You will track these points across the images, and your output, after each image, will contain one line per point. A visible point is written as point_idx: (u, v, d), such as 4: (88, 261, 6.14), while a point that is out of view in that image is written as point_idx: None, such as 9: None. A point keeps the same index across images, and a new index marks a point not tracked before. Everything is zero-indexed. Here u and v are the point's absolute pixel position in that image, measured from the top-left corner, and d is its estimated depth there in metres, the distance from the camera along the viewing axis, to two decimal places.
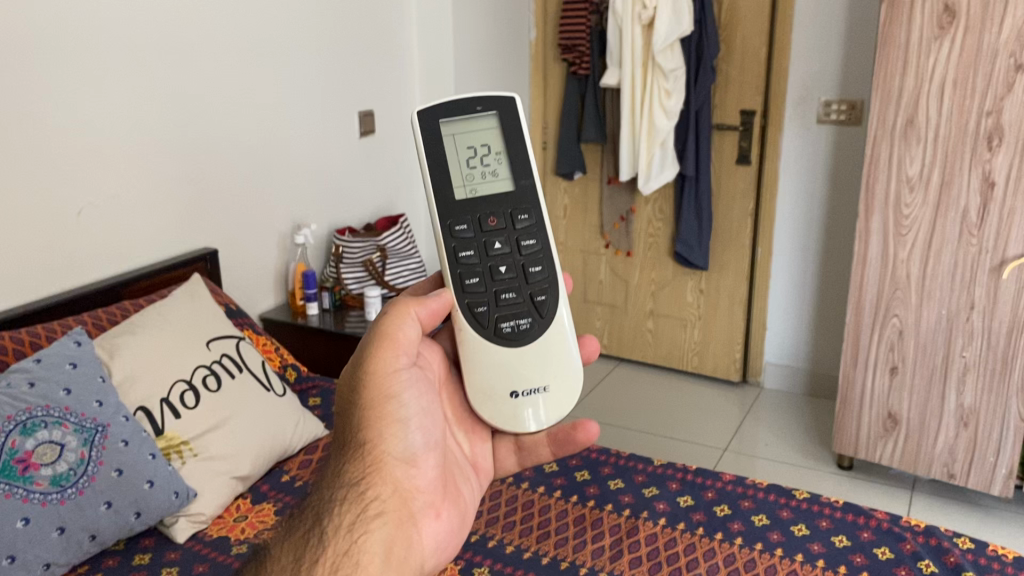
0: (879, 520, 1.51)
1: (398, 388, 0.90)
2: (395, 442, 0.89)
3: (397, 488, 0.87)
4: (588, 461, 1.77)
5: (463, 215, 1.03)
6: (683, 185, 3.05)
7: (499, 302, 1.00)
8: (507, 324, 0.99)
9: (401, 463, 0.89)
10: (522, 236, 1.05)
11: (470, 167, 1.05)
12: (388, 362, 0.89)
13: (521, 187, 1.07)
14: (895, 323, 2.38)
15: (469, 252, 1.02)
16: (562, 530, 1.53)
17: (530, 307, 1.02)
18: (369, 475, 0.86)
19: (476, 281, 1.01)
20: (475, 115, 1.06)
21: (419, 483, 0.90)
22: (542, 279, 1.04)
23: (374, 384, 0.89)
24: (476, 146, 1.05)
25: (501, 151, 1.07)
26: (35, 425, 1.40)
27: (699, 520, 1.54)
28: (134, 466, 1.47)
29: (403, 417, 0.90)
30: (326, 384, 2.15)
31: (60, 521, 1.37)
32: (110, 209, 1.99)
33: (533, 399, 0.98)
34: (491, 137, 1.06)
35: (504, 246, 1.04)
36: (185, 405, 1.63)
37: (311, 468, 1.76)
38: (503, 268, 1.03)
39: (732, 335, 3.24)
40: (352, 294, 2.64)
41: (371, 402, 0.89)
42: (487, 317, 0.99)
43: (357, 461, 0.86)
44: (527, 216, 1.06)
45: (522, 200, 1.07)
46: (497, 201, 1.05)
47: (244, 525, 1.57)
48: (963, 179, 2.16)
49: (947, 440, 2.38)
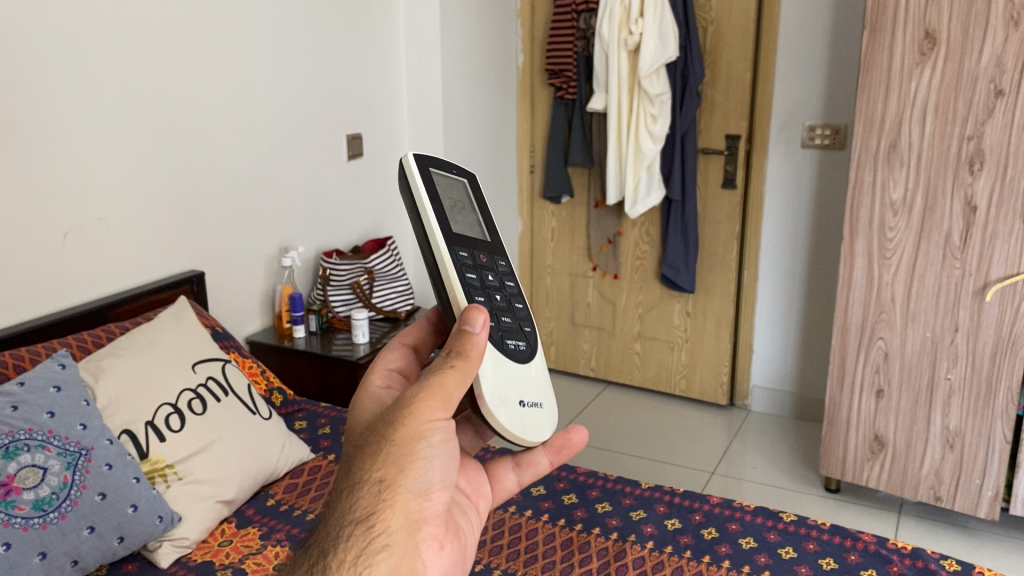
0: (866, 543, 1.51)
1: (427, 426, 0.78)
2: (414, 479, 0.76)
3: (406, 524, 0.75)
4: (576, 484, 1.77)
5: (461, 243, 0.98)
6: (670, 209, 3.07)
7: (501, 324, 0.96)
8: (512, 342, 0.95)
9: (414, 496, 0.76)
10: (506, 277, 1.02)
11: (455, 212, 1.02)
12: (429, 410, 0.78)
13: (493, 242, 1.06)
14: (881, 346, 2.40)
15: (473, 274, 0.96)
16: (549, 553, 1.52)
17: (522, 334, 0.98)
18: (380, 509, 0.74)
19: (482, 300, 0.94)
20: (450, 173, 1.07)
21: (429, 519, 0.78)
22: (525, 314, 1.01)
23: (406, 421, 0.77)
24: (455, 197, 1.04)
25: (473, 207, 1.07)
26: (18, 448, 1.38)
27: (686, 543, 1.53)
28: (118, 490, 1.46)
29: (426, 454, 0.77)
30: (313, 407, 2.14)
31: (42, 546, 1.35)
32: (96, 231, 1.99)
33: (535, 415, 0.91)
34: (462, 196, 1.07)
35: (495, 280, 0.99)
36: (170, 428, 1.62)
37: (297, 492, 1.75)
38: (498, 296, 0.98)
39: (719, 357, 3.25)
40: (340, 317, 2.63)
41: (397, 439, 0.76)
42: (494, 334, 0.94)
43: (370, 491, 0.74)
44: (505, 263, 1.04)
45: (497, 251, 1.05)
46: (482, 243, 1.02)
47: (229, 550, 1.55)
48: (946, 202, 2.19)
49: (933, 462, 2.39)
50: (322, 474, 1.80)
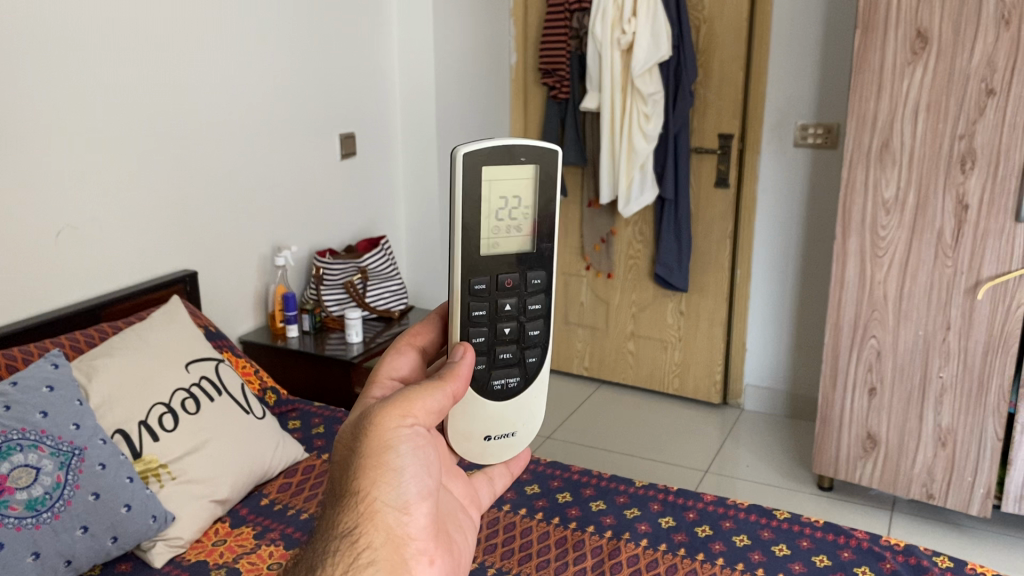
0: (859, 540, 1.52)
1: (394, 437, 0.81)
2: (388, 489, 0.78)
3: (390, 536, 0.76)
4: (570, 483, 1.77)
5: (483, 272, 0.99)
6: (662, 208, 3.07)
7: (496, 359, 1.01)
8: (499, 381, 1.01)
9: (392, 508, 0.78)
10: (529, 301, 1.04)
11: (498, 220, 0.98)
12: (394, 422, 0.81)
13: (539, 249, 1.02)
14: (873, 345, 2.40)
15: (482, 311, 0.99)
16: (544, 552, 1.53)
17: (521, 366, 1.03)
18: (361, 524, 0.75)
19: (481, 339, 1.00)
20: (516, 164, 0.97)
21: (414, 533, 0.78)
22: (536, 339, 1.05)
23: (371, 434, 0.80)
24: (508, 198, 0.97)
25: (532, 207, 0.99)
26: (10, 448, 1.38)
27: (680, 541, 1.54)
28: (111, 490, 1.46)
29: (397, 463, 0.80)
30: (306, 406, 2.13)
31: (34, 546, 1.35)
32: (89, 230, 1.99)
33: (501, 444, 1.02)
34: (523, 189, 0.98)
35: (513, 308, 1.02)
36: (164, 428, 1.62)
37: (291, 491, 1.74)
38: (507, 327, 1.02)
39: (712, 356, 3.25)
40: (333, 316, 2.62)
41: (366, 451, 0.80)
42: (482, 374, 1.00)
43: (349, 509, 0.76)
44: (539, 279, 1.04)
45: (538, 261, 1.03)
46: (516, 260, 1.01)
47: (223, 549, 1.55)
48: (938, 201, 2.20)
49: (926, 460, 2.40)
50: (317, 473, 1.80)
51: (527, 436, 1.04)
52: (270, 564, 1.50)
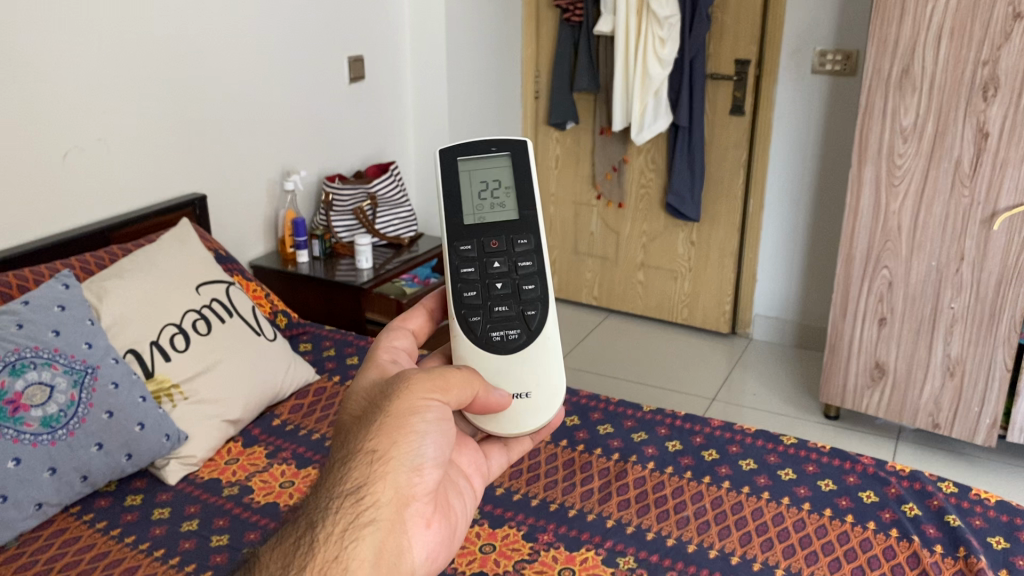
0: (865, 465, 1.53)
1: (421, 403, 0.82)
2: (408, 452, 0.80)
3: (396, 499, 0.78)
4: (579, 407, 1.77)
5: (470, 238, 1.08)
6: (676, 136, 3.02)
7: (492, 313, 1.04)
8: (497, 333, 1.03)
9: (406, 469, 0.80)
10: (518, 260, 1.08)
11: (481, 199, 1.11)
12: (423, 390, 0.83)
13: (524, 217, 1.11)
14: (885, 275, 2.39)
15: (470, 269, 1.07)
16: (551, 473, 1.54)
17: (520, 319, 1.04)
18: (372, 482, 0.77)
19: (473, 295, 1.05)
20: (488, 154, 1.11)
21: (420, 494, 0.81)
22: (535, 295, 1.07)
23: (400, 396, 0.82)
24: (490, 180, 1.11)
25: (512, 186, 1.11)
26: (24, 366, 1.39)
27: (687, 464, 1.55)
28: (124, 408, 1.47)
29: (418, 427, 0.81)
30: (317, 330, 2.14)
31: (51, 461, 1.38)
32: (96, 152, 1.97)
33: (517, 408, 0.99)
34: (502, 173, 1.11)
35: (502, 267, 1.07)
36: (175, 349, 1.63)
37: (303, 412, 1.76)
38: (499, 285, 1.06)
39: (722, 286, 3.25)
40: (343, 243, 2.61)
41: (392, 410, 0.81)
42: (478, 327, 1.03)
43: (364, 466, 0.77)
44: (524, 241, 1.09)
45: (522, 228, 1.10)
46: (500, 227, 1.09)
47: (235, 468, 1.57)
48: (957, 129, 2.15)
49: (933, 390, 2.41)
50: (328, 396, 1.81)
51: (547, 399, 1.01)
52: (282, 482, 1.52)
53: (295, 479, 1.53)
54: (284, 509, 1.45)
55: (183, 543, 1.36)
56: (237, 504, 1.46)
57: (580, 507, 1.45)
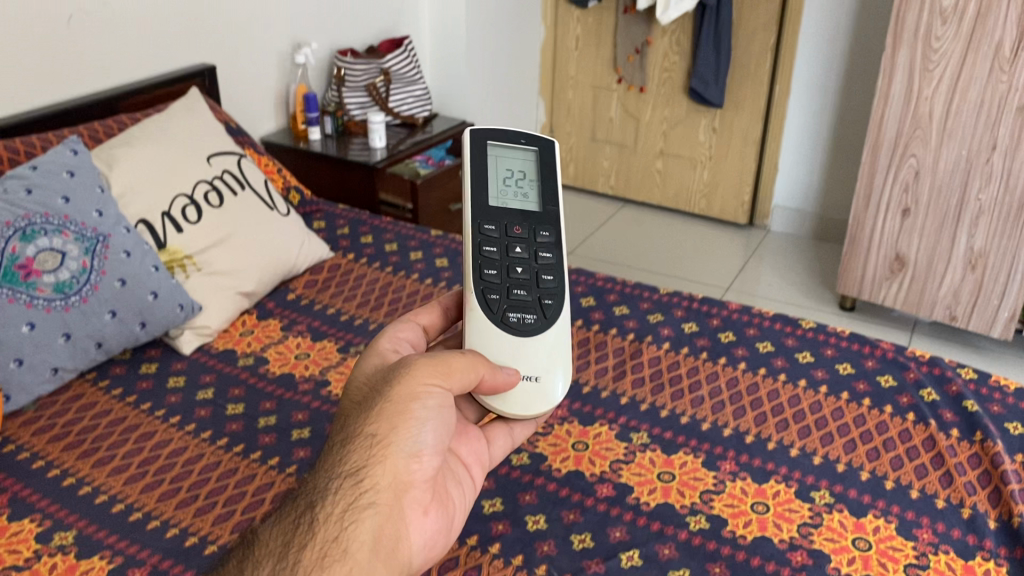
0: (885, 350, 1.51)
1: (422, 389, 0.80)
2: (408, 438, 0.78)
3: (395, 484, 0.77)
4: (594, 288, 1.74)
5: (494, 219, 1.00)
6: (703, 16, 2.90)
7: (510, 294, 0.96)
8: (515, 315, 0.95)
9: (406, 455, 0.78)
10: (540, 249, 1.01)
11: (505, 186, 1.04)
12: (425, 376, 0.80)
13: (546, 212, 1.05)
14: (912, 164, 2.32)
15: (492, 248, 0.98)
16: (566, 352, 1.53)
17: (537, 306, 0.97)
18: (370, 466, 0.76)
19: (494, 273, 0.97)
20: (517, 145, 1.05)
21: (421, 481, 0.79)
22: (554, 287, 0.99)
23: (401, 381, 0.80)
24: (514, 170, 1.05)
25: (535, 181, 1.06)
26: (35, 232, 1.37)
27: (703, 345, 1.54)
28: (137, 277, 1.46)
29: (418, 415, 0.79)
30: (330, 208, 2.10)
31: (65, 328, 1.37)
32: (100, 17, 1.90)
33: (524, 389, 0.91)
34: (526, 167, 1.06)
35: (523, 253, 1.00)
36: (187, 220, 1.61)
37: (317, 288, 1.74)
38: (520, 269, 0.98)
39: (742, 175, 3.19)
40: (356, 121, 2.55)
41: (392, 395, 0.79)
42: (497, 305, 0.94)
43: (362, 449, 0.76)
44: (548, 234, 1.03)
45: (545, 222, 1.04)
46: (524, 216, 1.03)
47: (250, 340, 1.57)
48: (1001, 10, 2.05)
49: (952, 283, 2.38)
50: (342, 273, 1.79)
51: (555, 384, 0.93)
52: (297, 355, 1.52)
53: (311, 352, 1.53)
54: (299, 381, 1.45)
55: (199, 411, 1.36)
56: (252, 375, 1.47)
57: (594, 385, 1.44)
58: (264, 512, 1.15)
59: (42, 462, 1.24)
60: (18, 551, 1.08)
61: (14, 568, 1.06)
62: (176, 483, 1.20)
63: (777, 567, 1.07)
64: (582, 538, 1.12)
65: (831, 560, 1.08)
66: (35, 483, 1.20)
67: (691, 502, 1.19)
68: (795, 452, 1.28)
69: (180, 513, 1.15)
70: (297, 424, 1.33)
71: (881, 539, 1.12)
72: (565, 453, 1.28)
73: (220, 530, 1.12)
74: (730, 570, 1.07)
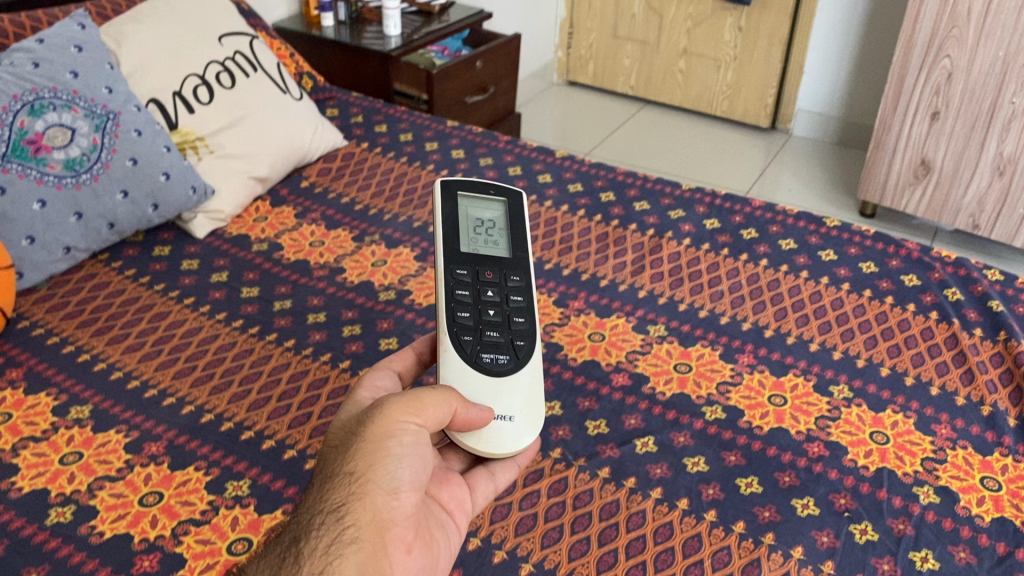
0: (910, 250, 1.47)
1: (398, 426, 0.71)
2: (386, 475, 0.69)
3: (375, 521, 0.67)
4: (613, 183, 1.69)
5: (467, 263, 0.90)
6: None
7: (483, 336, 0.86)
8: (487, 356, 0.85)
9: (383, 492, 0.68)
10: (512, 294, 0.91)
11: (477, 234, 0.94)
12: (399, 415, 0.71)
13: (518, 258, 0.95)
14: (945, 65, 2.24)
15: (465, 291, 0.88)
16: (585, 246, 1.50)
17: (510, 348, 0.86)
18: (348, 502, 0.67)
19: (466, 316, 0.86)
20: (488, 195, 0.95)
21: (403, 520, 0.69)
22: (526, 329, 0.89)
23: (375, 418, 0.71)
24: (485, 218, 0.95)
25: (507, 229, 0.96)
26: (44, 107, 1.33)
27: (724, 242, 1.50)
28: (148, 158, 1.43)
29: (394, 453, 0.70)
30: (344, 97, 2.04)
31: (77, 207, 1.35)
32: None
33: (497, 427, 0.82)
34: (499, 216, 0.96)
35: (495, 297, 0.89)
36: (198, 101, 1.57)
37: (331, 176, 1.70)
38: (492, 311, 0.88)
39: (766, 77, 3.11)
40: (370, 8, 2.47)
41: (367, 433, 0.70)
42: (467, 347, 0.84)
43: (339, 488, 0.68)
44: (519, 278, 0.92)
45: (518, 268, 0.93)
46: (496, 262, 0.92)
47: (264, 226, 1.54)
48: None
49: (978, 190, 2.33)
50: (356, 161, 1.75)
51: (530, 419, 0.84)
52: (311, 242, 1.50)
53: (325, 240, 1.50)
54: (313, 268, 1.43)
55: (213, 294, 1.35)
56: (266, 260, 1.45)
57: (612, 279, 1.42)
58: (279, 392, 1.15)
59: (57, 339, 1.24)
60: (35, 423, 1.09)
61: (32, 439, 1.06)
62: (191, 362, 1.20)
63: (794, 458, 1.07)
64: (597, 426, 1.11)
65: (848, 452, 1.08)
66: (51, 359, 1.20)
67: (708, 393, 1.18)
68: (815, 347, 1.26)
69: (196, 391, 1.14)
70: (311, 309, 1.32)
71: (899, 433, 1.11)
72: (582, 344, 1.27)
73: (236, 409, 1.12)
74: (746, 458, 1.07)
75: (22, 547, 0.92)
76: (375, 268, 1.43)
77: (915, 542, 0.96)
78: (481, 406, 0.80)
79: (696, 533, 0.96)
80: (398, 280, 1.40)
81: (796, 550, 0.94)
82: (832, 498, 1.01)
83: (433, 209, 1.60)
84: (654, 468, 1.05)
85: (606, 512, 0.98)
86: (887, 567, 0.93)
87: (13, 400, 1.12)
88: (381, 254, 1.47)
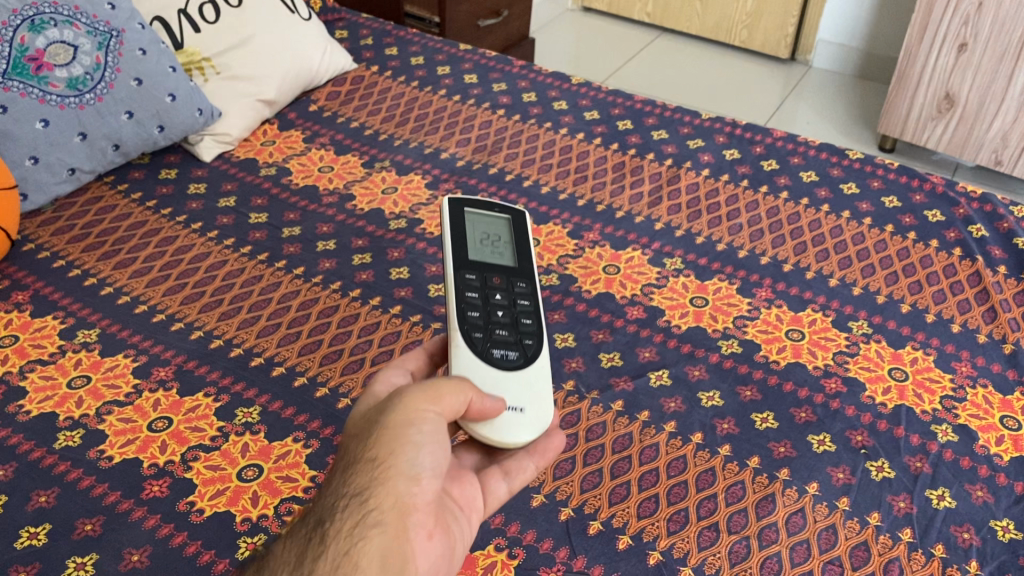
0: (934, 185, 1.43)
1: (418, 413, 0.66)
2: (407, 460, 0.64)
3: (396, 509, 0.63)
4: (631, 111, 1.64)
5: (475, 268, 0.86)
6: None
7: (492, 331, 0.80)
8: (497, 350, 0.79)
9: (405, 478, 0.64)
10: (519, 296, 0.85)
11: (485, 244, 0.89)
12: (418, 401, 0.66)
13: (525, 266, 0.89)
14: None
15: (473, 291, 0.83)
16: (601, 176, 1.46)
17: (518, 343, 0.80)
18: (369, 489, 0.63)
19: (474, 314, 0.81)
20: (492, 213, 0.93)
21: (425, 505, 0.65)
22: (535, 329, 0.82)
23: (394, 404, 0.66)
24: (490, 234, 0.91)
25: (514, 242, 0.91)
26: (44, 23, 1.29)
27: (744, 174, 1.47)
28: (153, 78, 1.39)
29: (414, 441, 0.65)
30: (353, 18, 1.98)
31: (81, 127, 1.32)
32: None
33: (507, 418, 0.75)
34: (503, 230, 0.92)
35: (503, 298, 0.84)
36: (204, 20, 1.53)
37: (340, 100, 1.66)
38: (501, 310, 0.82)
39: (788, 6, 2.99)
40: None
41: (388, 420, 0.65)
42: (477, 343, 0.79)
43: (360, 474, 0.63)
44: (525, 283, 0.87)
45: (524, 273, 0.88)
46: (503, 270, 0.87)
47: (272, 151, 1.51)
48: None
49: (1003, 126, 2.27)
50: (366, 85, 1.70)
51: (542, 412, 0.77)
52: (321, 168, 1.46)
53: (334, 166, 1.47)
54: (322, 194, 1.40)
55: (221, 219, 1.32)
56: (274, 185, 1.42)
57: (628, 210, 1.38)
58: (289, 320, 1.13)
59: (63, 262, 1.22)
60: (42, 346, 1.08)
61: (39, 362, 1.05)
62: (199, 288, 1.18)
63: (810, 394, 1.05)
64: (611, 358, 1.10)
65: (866, 389, 1.06)
66: (57, 282, 1.18)
67: (724, 327, 1.16)
68: (834, 282, 1.24)
69: (204, 317, 1.13)
70: (321, 237, 1.30)
71: (918, 370, 1.09)
72: (596, 276, 1.24)
73: (245, 335, 1.10)
74: (762, 393, 1.05)
75: (30, 469, 0.91)
76: (386, 196, 1.40)
77: (932, 480, 0.94)
78: (493, 400, 0.73)
79: (710, 468, 0.95)
80: (409, 208, 1.37)
81: (811, 486, 0.93)
82: (849, 435, 0.99)
83: (445, 136, 1.56)
84: (668, 402, 1.03)
85: (620, 445, 0.97)
86: (903, 504, 0.92)
87: (19, 322, 1.11)
88: (392, 182, 1.44)
